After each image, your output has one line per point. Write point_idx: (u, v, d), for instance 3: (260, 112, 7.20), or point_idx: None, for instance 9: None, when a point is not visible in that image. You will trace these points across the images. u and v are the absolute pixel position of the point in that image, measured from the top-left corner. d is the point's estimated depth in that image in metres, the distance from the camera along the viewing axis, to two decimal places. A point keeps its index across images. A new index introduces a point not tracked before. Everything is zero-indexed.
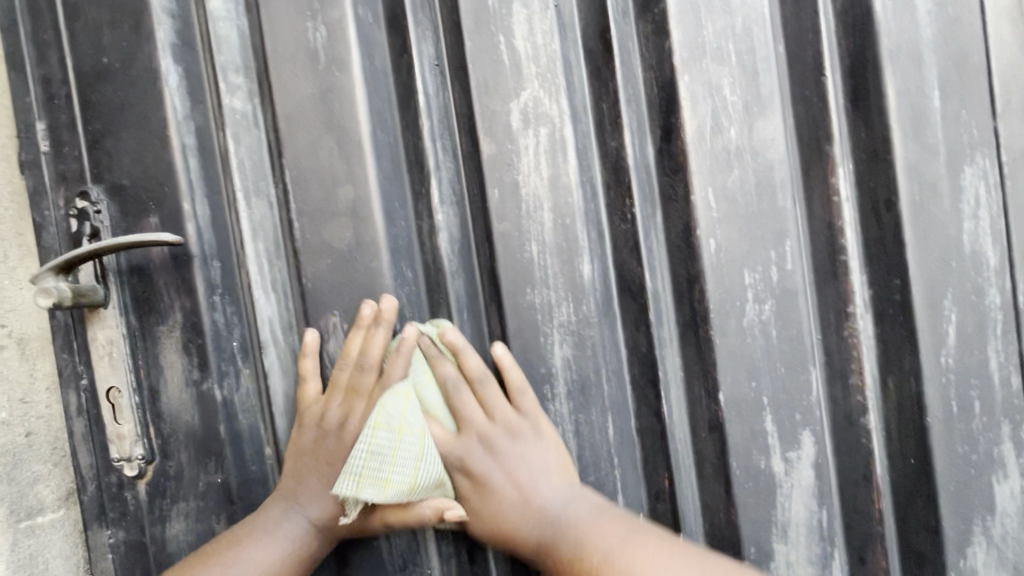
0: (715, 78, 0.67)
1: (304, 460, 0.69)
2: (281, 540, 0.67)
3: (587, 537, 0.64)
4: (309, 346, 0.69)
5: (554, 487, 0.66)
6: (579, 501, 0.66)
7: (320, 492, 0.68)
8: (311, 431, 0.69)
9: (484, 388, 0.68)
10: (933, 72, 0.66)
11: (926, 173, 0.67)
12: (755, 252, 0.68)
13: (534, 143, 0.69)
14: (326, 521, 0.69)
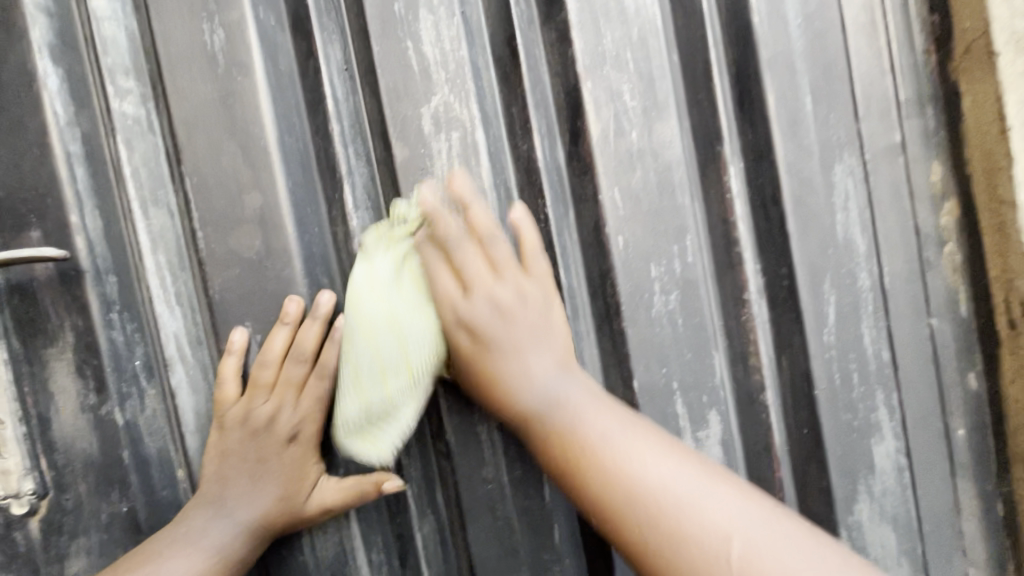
0: (615, 84, 0.71)
1: (230, 462, 0.68)
2: (206, 545, 0.65)
3: (584, 420, 0.59)
4: (237, 344, 0.68)
5: (552, 368, 0.63)
6: (575, 385, 0.62)
7: (249, 493, 0.68)
8: (236, 432, 0.68)
9: (494, 247, 0.64)
10: (805, 80, 0.74)
11: (803, 171, 0.74)
12: (659, 246, 0.72)
13: (447, 147, 0.71)
14: (256, 525, 0.68)
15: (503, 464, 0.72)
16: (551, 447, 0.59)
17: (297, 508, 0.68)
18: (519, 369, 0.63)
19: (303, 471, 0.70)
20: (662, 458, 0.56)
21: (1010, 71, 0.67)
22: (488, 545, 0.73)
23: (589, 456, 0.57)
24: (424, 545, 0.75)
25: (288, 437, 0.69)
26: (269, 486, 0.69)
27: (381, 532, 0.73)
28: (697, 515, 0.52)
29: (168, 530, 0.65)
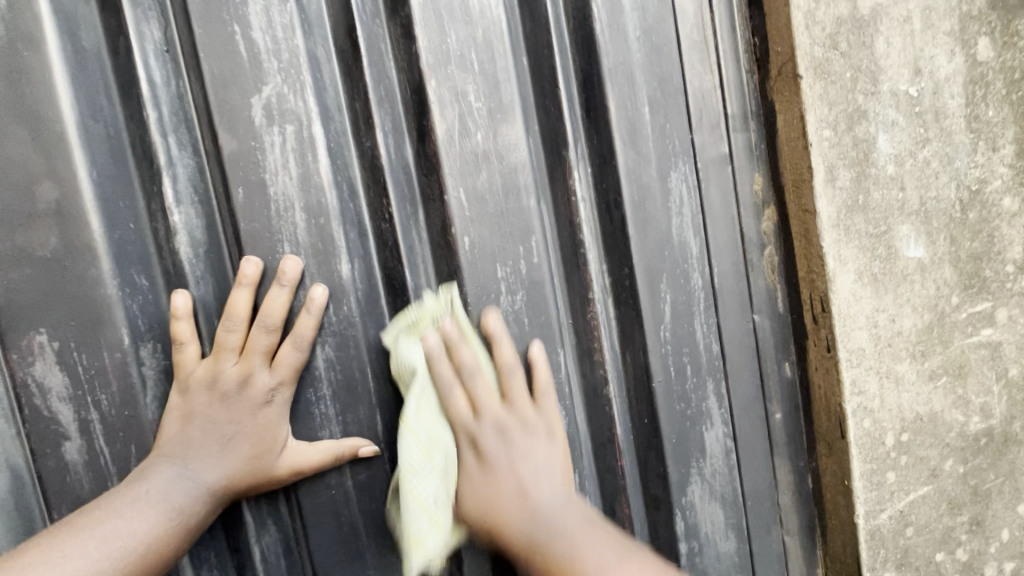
0: (460, 84, 0.71)
1: (197, 422, 0.64)
2: (167, 504, 0.61)
3: (579, 544, 0.61)
4: (182, 309, 0.64)
5: (553, 487, 0.66)
6: (575, 516, 0.64)
7: (215, 453, 0.65)
8: (204, 394, 0.65)
9: (512, 379, 0.70)
10: (643, 90, 0.77)
11: (642, 176, 0.77)
12: (505, 248, 0.73)
13: (280, 140, 0.67)
14: (221, 487, 0.65)
15: (347, 470, 0.72)
16: (538, 561, 0.61)
17: (265, 469, 0.66)
18: (530, 476, 0.66)
19: (274, 431, 0.67)
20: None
21: (810, 94, 0.75)
22: (333, 555, 0.71)
23: (575, 564, 0.59)
24: (263, 557, 0.71)
25: (262, 401, 0.66)
26: (240, 445, 0.65)
27: (214, 549, 0.70)
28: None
29: (122, 491, 0.61)
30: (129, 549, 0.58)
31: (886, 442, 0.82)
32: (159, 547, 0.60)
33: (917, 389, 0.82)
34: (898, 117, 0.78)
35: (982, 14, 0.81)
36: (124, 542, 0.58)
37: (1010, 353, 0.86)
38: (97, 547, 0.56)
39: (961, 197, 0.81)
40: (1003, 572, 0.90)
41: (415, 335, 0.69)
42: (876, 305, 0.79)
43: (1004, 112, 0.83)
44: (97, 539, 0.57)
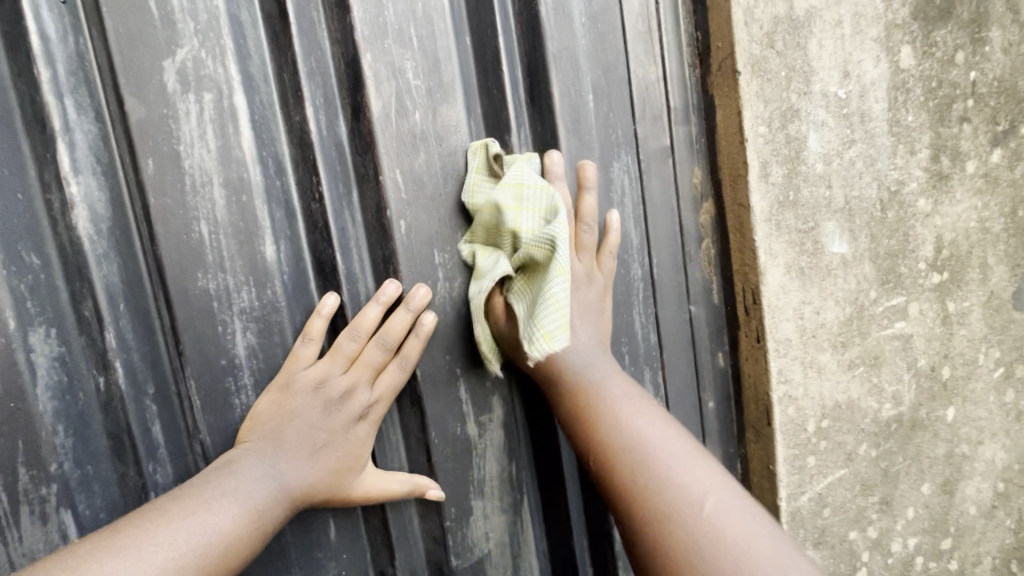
0: (397, 60, 0.68)
1: (294, 423, 0.63)
2: (251, 505, 0.59)
3: (601, 385, 0.67)
4: (327, 308, 0.66)
5: (588, 337, 0.70)
6: (604, 363, 0.69)
7: (302, 459, 0.63)
8: (308, 396, 0.64)
9: (583, 231, 0.72)
10: (587, 78, 0.76)
11: (584, 165, 0.77)
12: (443, 233, 0.71)
13: (196, 109, 0.62)
14: (299, 496, 0.63)
15: None
16: (573, 395, 0.67)
17: (343, 487, 0.66)
18: (570, 339, 0.68)
19: (360, 451, 0.67)
20: (659, 427, 0.63)
21: (747, 91, 0.76)
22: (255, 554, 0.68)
23: (595, 394, 0.66)
24: None
25: (354, 417, 0.66)
26: (327, 456, 0.64)
27: None
28: (665, 466, 0.59)
29: (209, 482, 0.58)
30: (214, 547, 0.54)
31: (808, 428, 0.86)
32: (234, 548, 0.56)
33: (837, 378, 0.87)
34: (827, 117, 0.81)
35: (906, 23, 0.85)
36: (210, 539, 0.55)
37: (920, 344, 0.92)
38: (183, 535, 0.53)
39: (881, 197, 0.86)
40: (909, 548, 0.96)
41: (516, 173, 0.68)
42: (802, 298, 0.83)
43: (922, 118, 0.88)
44: (187, 532, 0.53)
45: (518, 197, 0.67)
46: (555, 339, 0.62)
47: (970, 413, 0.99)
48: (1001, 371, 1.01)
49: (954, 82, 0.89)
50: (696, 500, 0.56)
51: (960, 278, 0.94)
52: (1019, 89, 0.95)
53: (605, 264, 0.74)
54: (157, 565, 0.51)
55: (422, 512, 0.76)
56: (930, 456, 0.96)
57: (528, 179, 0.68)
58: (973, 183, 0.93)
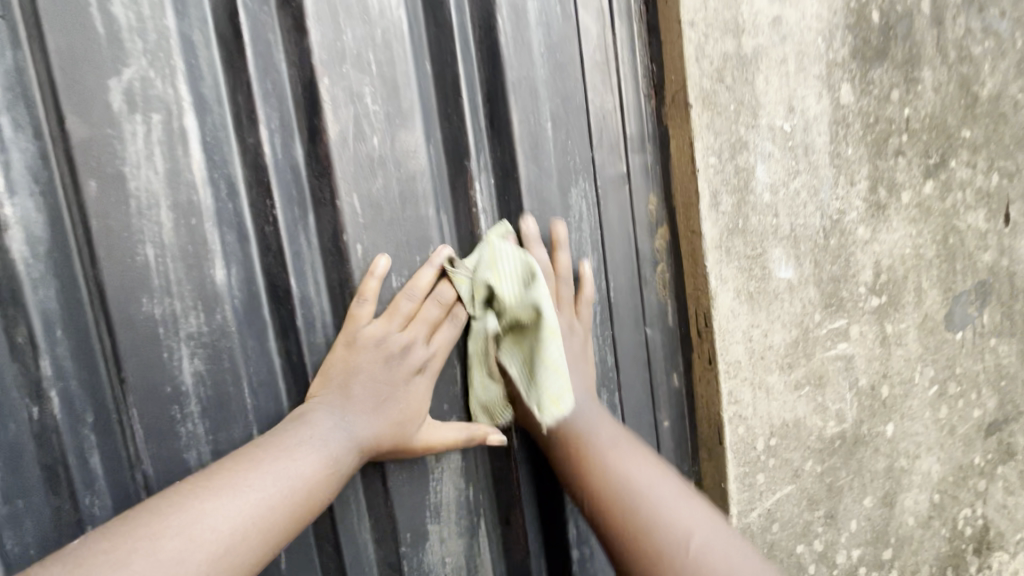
0: (356, 85, 0.68)
1: (360, 376, 0.67)
2: (325, 452, 0.62)
3: (583, 434, 0.73)
4: (382, 270, 0.68)
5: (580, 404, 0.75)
6: (592, 409, 0.75)
7: (369, 410, 0.67)
8: (371, 351, 0.67)
9: (563, 285, 0.78)
10: (546, 106, 0.78)
11: (543, 191, 0.78)
12: (401, 257, 0.71)
13: (143, 130, 0.61)
14: (368, 443, 0.66)
15: None
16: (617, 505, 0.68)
17: (407, 436, 0.69)
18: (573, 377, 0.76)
19: (420, 404, 0.70)
20: (639, 478, 0.70)
21: (698, 123, 0.80)
22: None
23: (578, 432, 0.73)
24: None
25: (415, 370, 0.69)
26: (394, 407, 0.68)
27: None
28: (664, 515, 0.66)
29: (286, 433, 0.62)
30: (298, 488, 0.58)
31: (757, 446, 0.89)
32: (315, 493, 0.60)
33: (784, 397, 0.90)
34: (773, 149, 0.85)
35: (845, 62, 0.90)
36: (293, 482, 0.58)
37: (861, 364, 0.97)
38: (272, 479, 0.57)
39: (824, 225, 0.91)
40: (853, 559, 1.00)
41: (493, 269, 0.73)
42: (751, 321, 0.86)
43: (861, 151, 0.93)
44: (273, 475, 0.57)
45: (498, 275, 0.72)
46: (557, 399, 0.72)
47: (908, 428, 1.04)
48: (936, 388, 1.07)
49: (889, 118, 0.95)
50: (684, 535, 0.64)
51: (897, 301, 1.00)
52: (948, 126, 1.02)
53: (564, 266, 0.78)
54: (251, 503, 0.55)
55: (377, 538, 0.75)
56: (871, 471, 1.01)
57: (506, 277, 0.72)
58: (907, 213, 0.99)
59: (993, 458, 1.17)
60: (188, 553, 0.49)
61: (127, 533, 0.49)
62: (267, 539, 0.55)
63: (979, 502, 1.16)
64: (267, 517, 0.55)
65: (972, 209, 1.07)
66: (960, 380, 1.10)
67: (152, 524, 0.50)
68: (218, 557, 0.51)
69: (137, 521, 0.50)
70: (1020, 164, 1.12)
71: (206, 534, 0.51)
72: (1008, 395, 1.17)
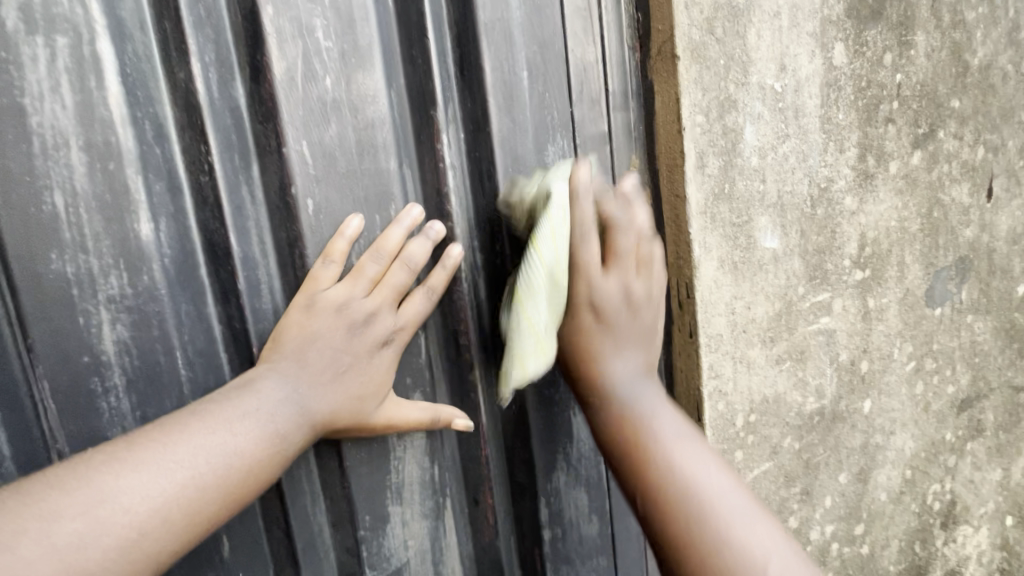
0: (304, 16, 0.59)
1: (317, 344, 0.58)
2: (274, 427, 0.53)
3: (582, 342, 0.65)
4: (353, 231, 0.61)
5: (627, 337, 0.66)
6: (646, 387, 0.65)
7: (328, 382, 0.57)
8: (332, 317, 0.58)
9: (620, 243, 0.63)
10: (522, 52, 0.71)
11: (517, 147, 0.71)
12: (358, 215, 0.64)
13: (45, 54, 0.51)
14: (324, 420, 0.57)
15: None
16: (614, 422, 0.64)
17: (367, 414, 0.61)
18: (618, 365, 0.65)
19: (382, 380, 0.62)
20: (647, 396, 0.65)
21: (686, 77, 0.74)
22: None
23: (584, 348, 0.65)
24: None
25: (378, 343, 0.61)
26: (352, 380, 0.59)
27: None
28: (667, 451, 0.61)
29: (229, 399, 0.52)
30: (234, 469, 0.50)
31: (736, 422, 0.86)
32: (254, 473, 0.51)
33: (765, 372, 0.87)
34: (763, 110, 0.80)
35: (839, 20, 0.85)
36: (228, 461, 0.50)
37: (842, 339, 0.95)
38: (202, 457, 0.48)
39: (812, 193, 0.87)
40: (826, 535, 0.99)
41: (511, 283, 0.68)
42: (734, 293, 0.82)
43: (852, 116, 0.89)
44: (207, 450, 0.49)
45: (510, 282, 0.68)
46: (529, 366, 0.61)
47: (884, 405, 1.03)
48: (913, 364, 1.06)
49: (881, 83, 0.91)
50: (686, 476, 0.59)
51: (880, 275, 0.97)
52: (939, 94, 0.98)
53: (641, 227, 0.64)
54: (177, 483, 0.46)
55: (333, 520, 0.70)
56: (848, 447, 0.99)
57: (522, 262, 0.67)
58: (895, 183, 0.96)
59: (964, 434, 1.18)
60: (92, 537, 0.42)
61: (18, 509, 0.41)
62: (195, 526, 0.47)
63: (948, 478, 1.17)
64: (196, 500, 0.47)
65: (957, 182, 1.04)
66: (937, 356, 1.09)
67: (52, 500, 0.42)
68: (130, 543, 0.43)
69: (34, 494, 0.42)
70: (1005, 137, 1.10)
71: (116, 516, 0.43)
72: (981, 371, 1.17)
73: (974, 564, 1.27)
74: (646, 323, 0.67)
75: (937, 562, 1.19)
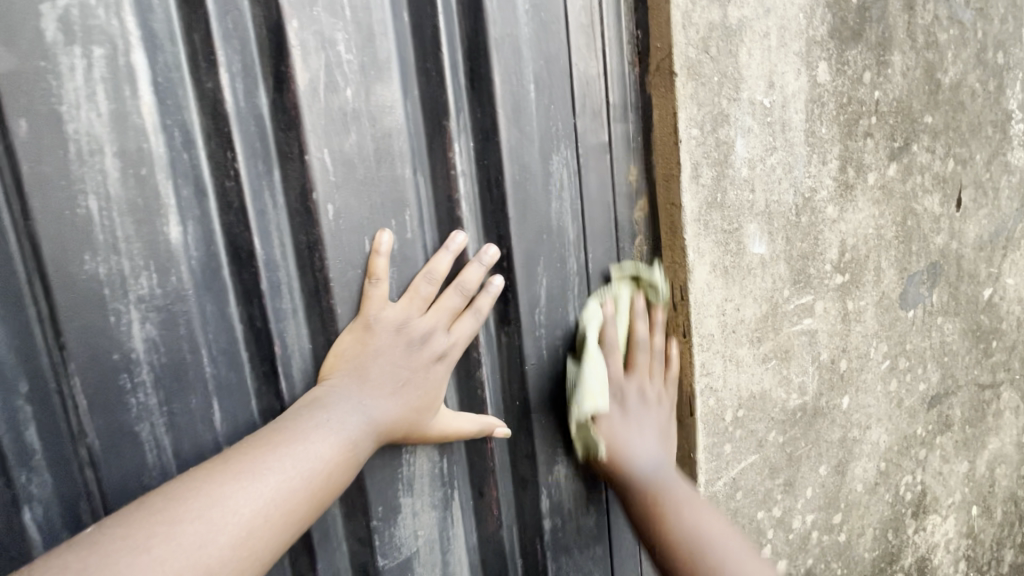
0: (327, 30, 0.62)
1: (380, 359, 0.64)
2: (344, 436, 0.59)
3: (658, 491, 0.75)
4: (385, 247, 0.66)
5: (644, 440, 0.78)
6: (666, 470, 0.77)
7: (388, 395, 0.63)
8: (391, 334, 0.65)
9: (654, 359, 0.82)
10: (529, 67, 0.74)
11: (525, 157, 0.75)
12: (375, 220, 0.67)
13: (83, 64, 0.54)
14: (386, 429, 0.63)
15: (173, 467, 0.61)
16: (640, 491, 0.76)
17: (422, 423, 0.67)
18: (636, 439, 0.78)
19: (436, 393, 0.67)
20: (711, 526, 0.72)
21: (682, 93, 0.78)
22: None
23: (659, 506, 0.74)
24: None
25: (435, 358, 0.67)
26: (411, 392, 0.65)
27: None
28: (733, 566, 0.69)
29: (305, 413, 0.59)
30: (316, 472, 0.55)
31: (725, 418, 0.91)
32: (332, 475, 0.57)
33: (752, 370, 0.93)
34: (753, 124, 0.85)
35: (823, 40, 0.91)
36: (311, 465, 0.55)
37: (823, 339, 1.01)
38: (290, 462, 0.54)
39: (797, 202, 0.92)
40: (807, 524, 1.06)
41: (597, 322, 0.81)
42: (724, 296, 0.87)
43: (834, 130, 0.95)
44: (292, 458, 0.54)
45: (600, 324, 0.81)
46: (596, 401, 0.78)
47: (861, 401, 1.10)
48: (888, 363, 1.12)
49: (860, 99, 0.97)
50: None
51: (859, 279, 1.04)
52: (913, 110, 1.05)
53: (659, 343, 0.82)
54: (272, 487, 0.52)
55: (346, 512, 0.73)
56: (827, 441, 1.06)
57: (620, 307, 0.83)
58: (872, 193, 1.03)
59: (933, 429, 1.25)
60: (209, 536, 0.48)
61: (145, 518, 0.47)
62: (286, 526, 0.53)
63: (918, 470, 1.24)
64: (287, 503, 0.53)
65: (929, 192, 1.11)
66: (909, 356, 1.16)
67: (171, 508, 0.48)
68: (238, 541, 0.49)
69: (155, 505, 0.48)
70: (973, 151, 1.17)
71: (226, 518, 0.49)
72: (949, 370, 1.25)
73: (942, 551, 1.35)
74: (661, 423, 0.81)
75: (908, 549, 1.26)
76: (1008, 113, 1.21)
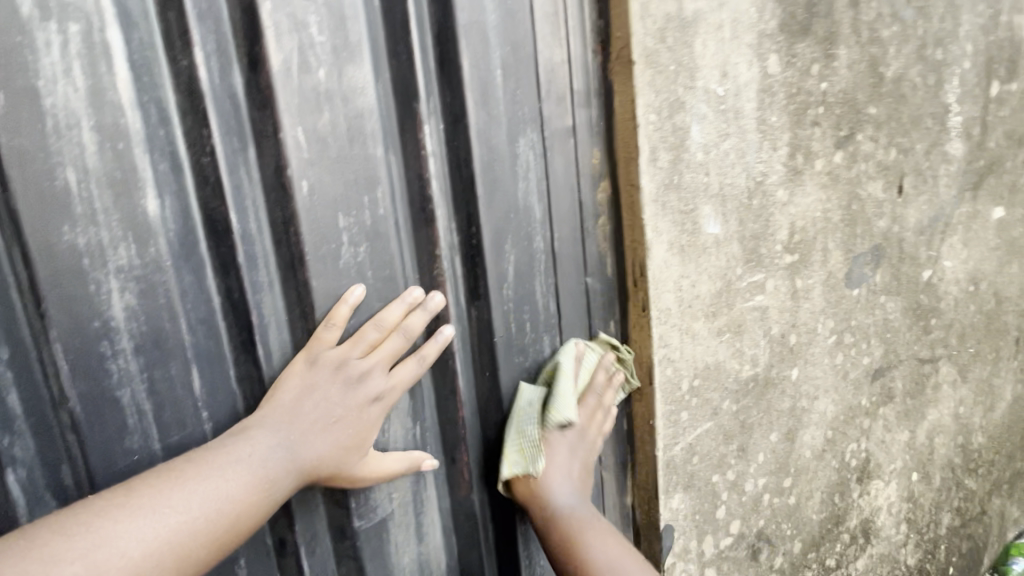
0: (300, 12, 0.65)
1: (313, 396, 0.67)
2: (259, 474, 0.61)
3: (569, 524, 0.81)
4: (353, 296, 0.70)
5: (564, 475, 0.83)
6: (583, 504, 0.84)
7: (318, 433, 0.66)
8: (328, 372, 0.68)
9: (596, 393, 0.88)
10: (496, 52, 0.78)
11: (492, 138, 0.79)
12: (348, 196, 0.70)
13: (59, 40, 0.56)
14: (308, 468, 0.65)
15: (154, 431, 0.64)
16: (556, 530, 0.81)
17: (350, 464, 0.69)
18: (560, 473, 0.83)
19: (366, 434, 0.70)
20: (615, 555, 0.80)
21: (639, 81, 0.83)
22: None
23: (574, 543, 0.80)
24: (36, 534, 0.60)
25: (369, 401, 0.69)
26: (339, 431, 0.67)
27: None
28: None
29: (225, 447, 0.61)
30: (224, 512, 0.58)
31: (682, 387, 0.97)
32: (240, 516, 0.59)
33: (707, 342, 0.99)
34: (707, 111, 0.91)
35: (773, 34, 0.97)
36: (219, 505, 0.58)
37: (773, 314, 1.08)
38: (196, 500, 0.57)
39: (749, 185, 0.99)
40: (759, 487, 1.14)
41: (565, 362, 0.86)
42: (681, 273, 0.93)
43: (783, 118, 1.01)
44: (200, 497, 0.57)
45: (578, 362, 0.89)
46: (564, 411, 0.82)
47: (810, 373, 1.18)
48: (834, 338, 1.21)
49: (808, 90, 1.04)
50: None
51: (807, 259, 1.11)
52: (857, 101, 1.12)
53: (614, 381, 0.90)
54: (169, 528, 0.55)
55: None
56: (777, 410, 1.14)
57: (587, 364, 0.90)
58: (820, 178, 1.10)
59: (876, 400, 1.35)
60: None
61: (29, 552, 0.49)
62: (179, 565, 0.55)
63: (863, 439, 1.34)
64: (182, 544, 0.55)
65: (872, 179, 1.19)
66: (854, 331, 1.25)
67: (57, 544, 0.50)
68: None
69: (41, 539, 0.50)
70: (914, 141, 1.26)
71: (113, 560, 0.51)
72: (891, 345, 1.34)
73: (885, 514, 1.46)
74: (589, 461, 0.86)
75: (853, 512, 1.36)
76: (946, 106, 1.30)
